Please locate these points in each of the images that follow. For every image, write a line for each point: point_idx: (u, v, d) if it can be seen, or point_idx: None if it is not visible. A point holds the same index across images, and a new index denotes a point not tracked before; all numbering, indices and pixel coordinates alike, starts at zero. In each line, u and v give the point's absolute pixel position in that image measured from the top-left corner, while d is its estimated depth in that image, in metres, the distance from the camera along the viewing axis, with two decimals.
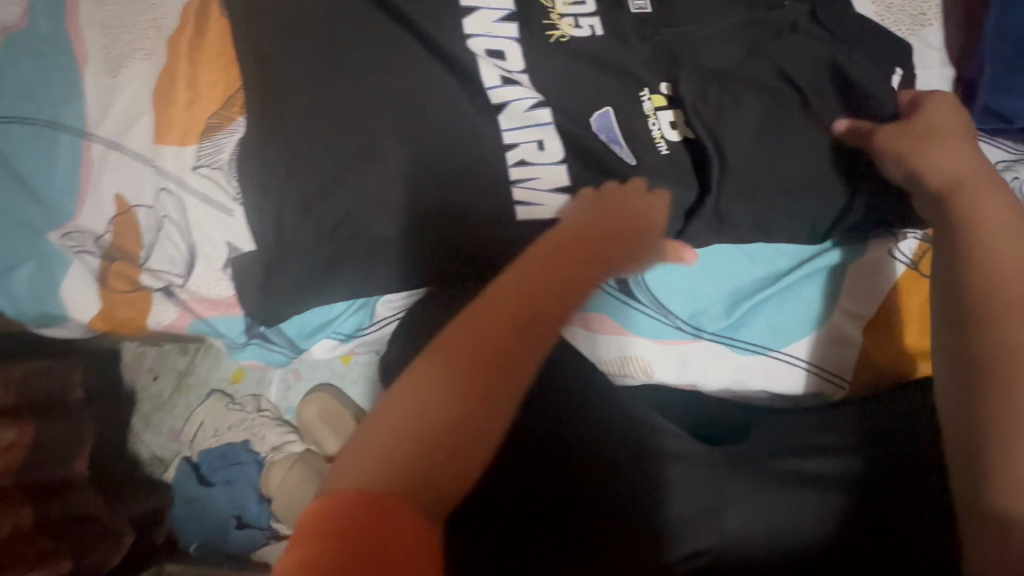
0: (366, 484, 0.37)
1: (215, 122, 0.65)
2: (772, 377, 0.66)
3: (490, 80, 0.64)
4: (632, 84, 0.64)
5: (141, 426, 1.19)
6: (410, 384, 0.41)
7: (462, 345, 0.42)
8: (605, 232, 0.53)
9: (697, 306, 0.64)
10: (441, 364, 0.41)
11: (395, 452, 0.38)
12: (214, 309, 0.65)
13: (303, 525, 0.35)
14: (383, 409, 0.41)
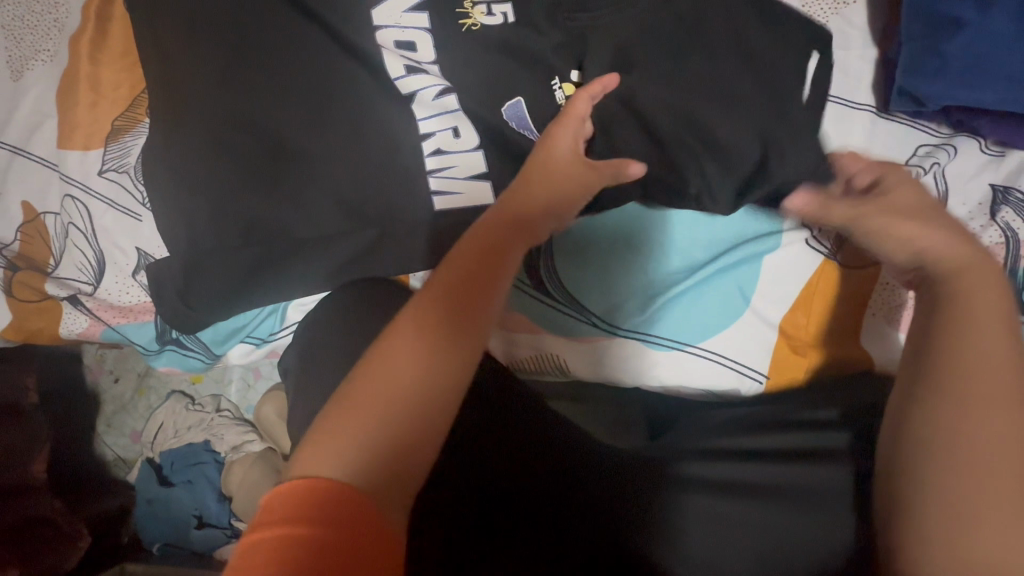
0: (359, 461, 0.35)
1: (121, 124, 0.64)
2: (691, 376, 0.61)
3: (395, 71, 0.62)
4: (545, 73, 0.61)
5: (104, 427, 1.20)
6: (391, 356, 0.38)
7: (440, 316, 0.40)
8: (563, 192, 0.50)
9: (607, 302, 0.60)
10: (426, 334, 0.39)
11: (364, 436, 0.36)
12: (121, 316, 0.64)
13: (282, 498, 0.34)
14: (361, 380, 0.38)
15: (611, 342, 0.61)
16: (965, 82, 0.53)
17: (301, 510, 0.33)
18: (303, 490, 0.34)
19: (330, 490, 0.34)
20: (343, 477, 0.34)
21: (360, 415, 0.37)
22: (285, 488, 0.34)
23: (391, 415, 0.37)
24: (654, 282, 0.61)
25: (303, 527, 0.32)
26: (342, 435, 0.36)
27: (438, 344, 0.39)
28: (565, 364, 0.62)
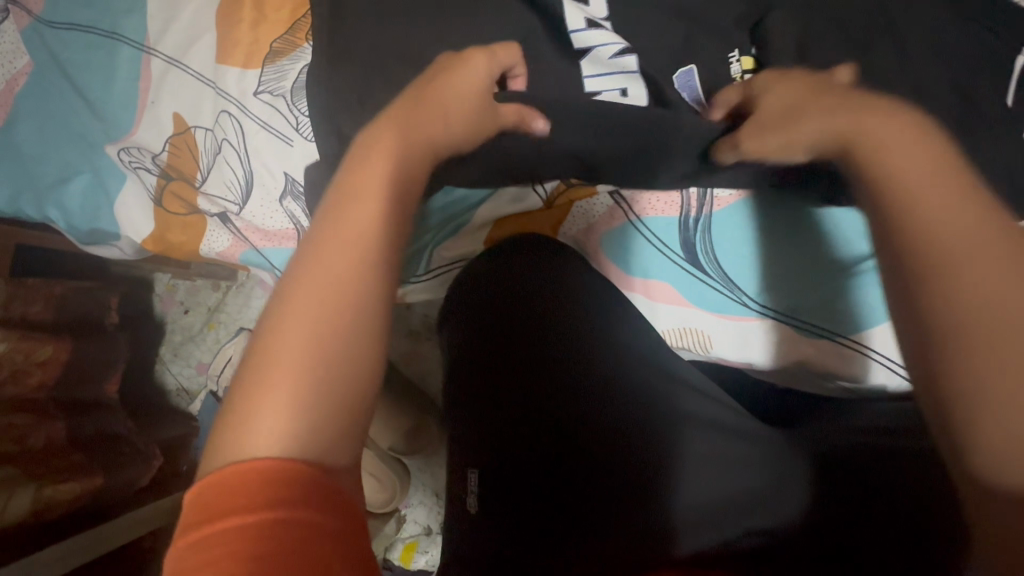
0: (308, 412, 0.34)
1: (279, 47, 0.62)
2: (850, 368, 0.57)
3: (574, 23, 0.58)
4: (725, 41, 0.59)
5: (169, 356, 1.20)
6: (312, 297, 0.37)
7: (332, 250, 0.39)
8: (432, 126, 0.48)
9: (768, 283, 0.57)
10: (335, 271, 0.38)
11: (309, 384, 0.35)
12: (267, 240, 0.65)
13: (215, 492, 0.31)
14: (293, 319, 0.36)
15: (763, 324, 0.59)
16: None
17: (245, 496, 0.31)
18: (238, 476, 0.31)
19: (273, 466, 0.32)
20: (287, 445, 0.33)
21: (299, 361, 0.35)
22: (217, 480, 0.32)
23: (324, 361, 0.36)
24: (803, 271, 0.57)
25: (248, 513, 0.30)
26: (288, 378, 0.35)
27: (357, 276, 0.38)
28: (709, 341, 0.61)
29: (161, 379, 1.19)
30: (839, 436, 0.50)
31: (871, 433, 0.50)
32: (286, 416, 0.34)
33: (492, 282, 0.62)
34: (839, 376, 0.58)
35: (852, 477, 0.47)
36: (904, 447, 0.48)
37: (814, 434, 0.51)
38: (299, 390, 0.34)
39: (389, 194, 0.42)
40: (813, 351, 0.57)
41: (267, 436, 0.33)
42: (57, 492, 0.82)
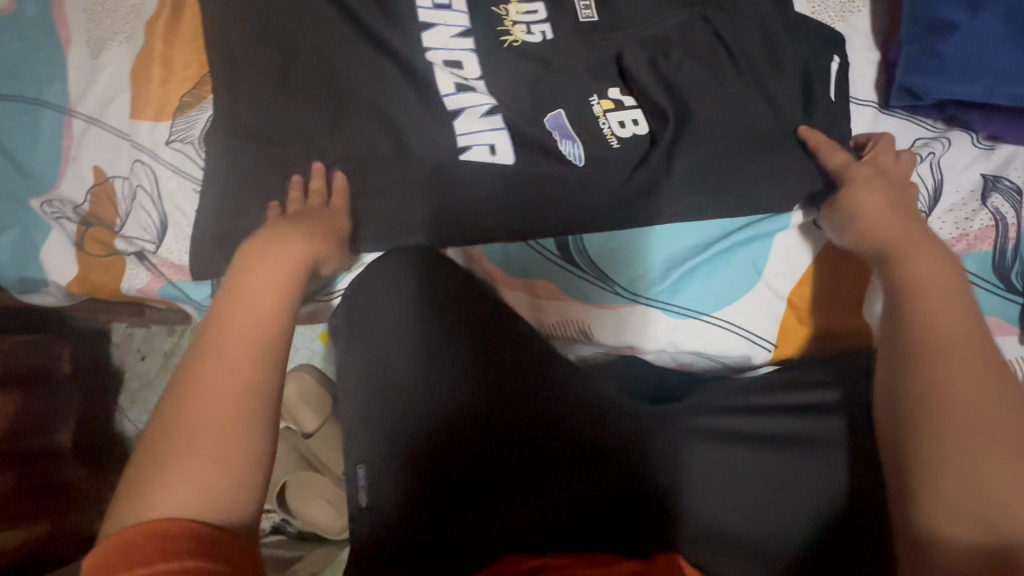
0: (196, 491, 0.42)
1: (189, 100, 0.70)
2: (703, 341, 0.65)
3: (446, 88, 0.67)
4: (574, 67, 0.67)
5: (127, 403, 1.22)
6: (208, 403, 0.46)
7: (211, 370, 0.47)
8: (307, 248, 0.57)
9: (633, 272, 0.64)
10: (235, 386, 0.47)
11: (203, 447, 0.44)
12: (181, 274, 0.68)
13: (124, 543, 0.38)
14: (203, 382, 0.47)
15: (632, 309, 0.65)
16: (956, 78, 0.57)
17: (117, 566, 0.37)
18: (147, 533, 0.39)
19: (174, 525, 0.40)
20: (185, 512, 0.41)
21: (200, 450, 0.44)
22: (116, 542, 0.39)
23: (235, 426, 0.46)
24: (663, 257, 0.64)
25: (178, 560, 0.38)
26: (196, 452, 0.44)
27: (258, 360, 0.49)
28: (588, 328, 0.66)
29: (119, 428, 1.21)
30: (765, 422, 0.60)
31: (796, 414, 0.60)
32: (193, 501, 0.42)
33: (383, 292, 0.64)
34: (697, 348, 0.66)
35: (778, 457, 0.57)
36: (821, 427, 0.59)
37: (734, 421, 0.60)
38: (202, 461, 0.44)
39: (277, 297, 0.53)
40: (677, 329, 0.64)
41: (161, 516, 0.41)
42: (7, 539, 0.87)
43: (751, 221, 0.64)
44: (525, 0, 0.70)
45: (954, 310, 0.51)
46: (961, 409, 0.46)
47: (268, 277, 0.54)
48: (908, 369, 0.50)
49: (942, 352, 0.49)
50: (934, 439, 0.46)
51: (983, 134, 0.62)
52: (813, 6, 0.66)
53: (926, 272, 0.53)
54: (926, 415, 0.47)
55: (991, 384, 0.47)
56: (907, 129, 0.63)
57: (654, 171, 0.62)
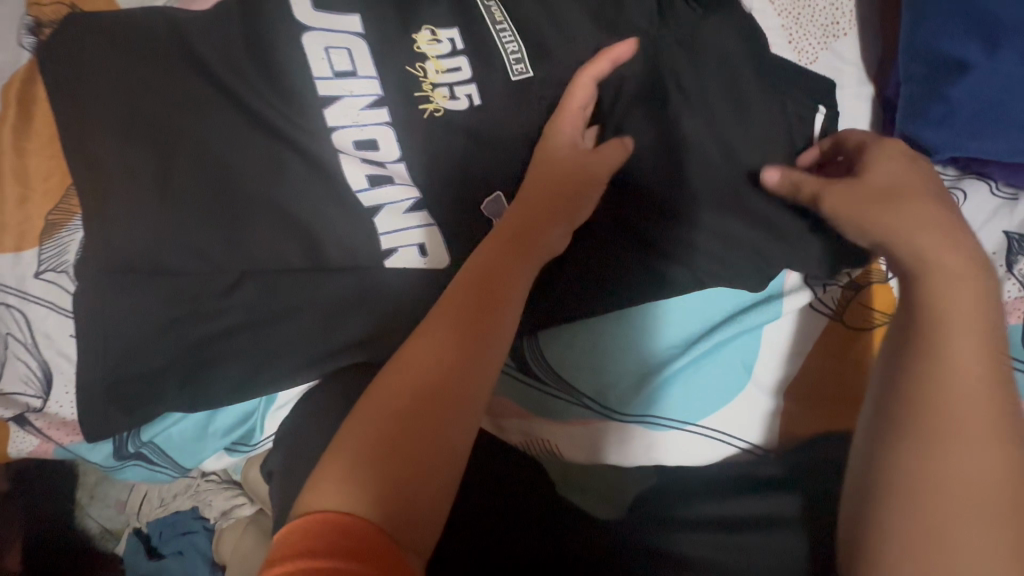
0: (374, 494, 0.36)
1: (55, 219, 0.57)
2: (688, 454, 0.57)
3: (357, 182, 0.56)
4: (510, 140, 0.57)
5: (86, 499, 1.03)
6: (394, 393, 0.40)
7: (428, 341, 0.41)
8: (558, 201, 0.50)
9: (603, 382, 0.56)
10: (430, 377, 0.40)
11: (396, 415, 0.39)
12: (72, 434, 0.59)
13: (301, 535, 0.35)
14: (392, 376, 0.41)
15: (606, 425, 0.56)
16: (971, 130, 0.51)
17: (308, 536, 0.34)
18: (321, 522, 0.35)
19: (336, 515, 0.35)
20: (365, 504, 0.36)
21: (380, 417, 0.39)
22: (306, 521, 0.35)
23: (409, 425, 0.39)
24: (636, 364, 0.56)
25: (325, 559, 0.33)
26: (379, 421, 0.39)
27: (443, 353, 0.41)
28: (557, 448, 0.58)
29: (82, 525, 1.02)
30: (706, 509, 0.55)
31: (745, 495, 0.54)
32: (363, 494, 0.36)
33: (316, 434, 0.54)
34: (680, 463, 0.57)
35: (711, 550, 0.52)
36: (768, 509, 0.52)
37: (671, 511, 0.55)
38: (376, 441, 0.38)
39: (516, 254, 0.46)
40: (657, 444, 0.56)
41: (332, 497, 0.36)
42: None
43: (737, 310, 0.57)
44: (444, 56, 0.58)
45: (977, 376, 0.40)
46: (951, 501, 0.38)
47: (489, 266, 0.45)
48: (911, 439, 0.40)
49: (960, 430, 0.39)
50: (908, 525, 0.38)
51: (1004, 181, 0.55)
52: (791, 34, 0.58)
53: (956, 308, 0.41)
54: (914, 500, 0.39)
55: (1003, 481, 0.38)
56: None
57: (619, 275, 0.53)
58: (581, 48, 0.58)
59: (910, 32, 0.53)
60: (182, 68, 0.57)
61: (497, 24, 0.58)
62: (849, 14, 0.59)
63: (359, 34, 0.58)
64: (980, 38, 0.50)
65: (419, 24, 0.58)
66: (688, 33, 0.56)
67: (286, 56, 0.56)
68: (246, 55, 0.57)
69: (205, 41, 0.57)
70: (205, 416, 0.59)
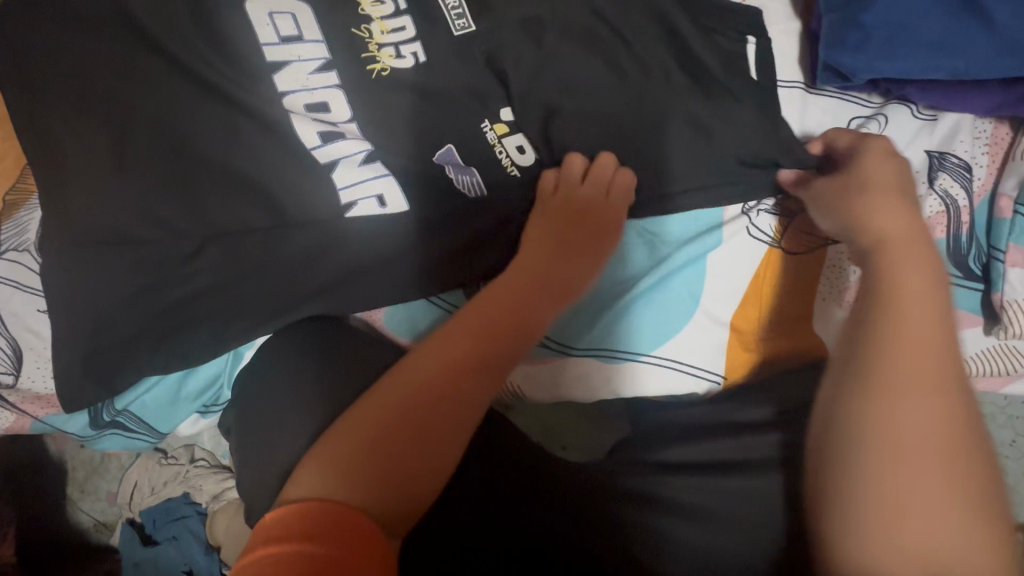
0: (347, 480, 0.41)
1: (14, 199, 0.58)
2: (644, 383, 0.59)
3: (310, 141, 0.57)
4: (458, 94, 0.58)
5: (78, 494, 1.03)
6: (389, 392, 0.45)
7: (429, 351, 0.47)
8: (566, 221, 0.55)
9: (556, 320, 0.58)
10: (422, 378, 0.46)
11: (388, 413, 0.44)
12: (49, 407, 0.60)
13: (272, 520, 0.39)
14: (390, 378, 0.46)
15: (564, 361, 0.59)
16: (886, 53, 0.53)
17: (283, 524, 0.38)
18: (293, 512, 0.39)
19: (318, 504, 0.39)
20: (342, 488, 0.41)
21: (369, 418, 0.44)
22: (286, 511, 0.39)
23: (400, 418, 0.44)
24: (587, 299, 0.58)
25: (301, 538, 0.37)
26: (373, 417, 0.44)
27: (442, 357, 0.47)
28: (520, 389, 0.60)
29: (75, 519, 1.03)
30: (677, 452, 0.56)
31: (720, 435, 0.56)
32: (356, 487, 0.41)
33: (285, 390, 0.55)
34: (638, 393, 0.60)
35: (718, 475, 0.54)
36: (742, 450, 0.54)
37: (648, 453, 0.57)
38: (367, 434, 0.44)
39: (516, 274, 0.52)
40: (613, 376, 0.59)
41: (311, 484, 0.41)
42: None
43: (680, 242, 0.59)
44: (389, 16, 0.59)
45: (924, 346, 0.44)
46: (907, 456, 0.41)
47: (493, 293, 0.50)
48: (861, 401, 0.43)
49: (902, 390, 0.43)
50: (881, 469, 0.41)
51: (925, 105, 0.57)
52: None
53: (906, 286, 0.46)
54: (872, 457, 0.41)
55: (946, 434, 0.41)
56: (843, 109, 0.58)
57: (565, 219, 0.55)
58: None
59: None
60: (129, 42, 0.58)
61: None
62: None
63: None
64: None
65: None
66: None
67: (232, 24, 0.57)
68: (190, 25, 0.58)
69: (149, 15, 0.58)
70: (177, 379, 0.60)
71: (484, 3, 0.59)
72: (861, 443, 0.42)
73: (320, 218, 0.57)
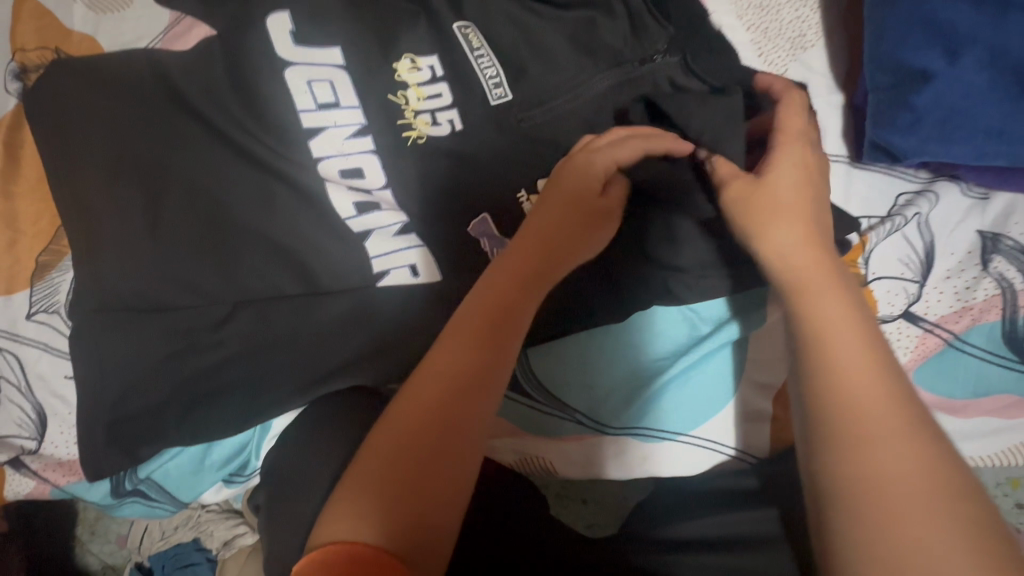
0: (365, 520, 0.36)
1: (46, 260, 0.58)
2: (684, 466, 0.57)
3: (345, 210, 0.57)
4: (495, 163, 0.58)
5: (87, 535, 1.01)
6: (395, 408, 0.40)
7: (438, 354, 0.42)
8: (586, 201, 0.49)
9: (592, 398, 0.57)
10: (429, 384, 0.41)
11: (392, 434, 0.39)
12: (70, 473, 0.59)
13: (316, 567, 0.34)
14: (400, 399, 0.41)
15: (600, 440, 0.57)
16: (938, 136, 0.54)
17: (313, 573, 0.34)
18: (320, 560, 0.34)
19: (340, 547, 0.35)
20: (360, 530, 0.35)
21: (377, 443, 0.39)
22: (315, 557, 0.35)
23: (405, 429, 0.39)
24: (625, 380, 0.57)
25: None
26: (380, 444, 0.39)
27: (447, 361, 0.41)
28: (552, 465, 0.59)
29: (83, 562, 1.00)
30: (697, 525, 0.52)
31: (739, 508, 0.52)
32: (372, 526, 0.36)
33: (312, 463, 0.54)
34: (676, 475, 0.58)
35: (721, 526, 0.51)
36: (755, 524, 0.50)
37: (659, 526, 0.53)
38: (373, 468, 0.38)
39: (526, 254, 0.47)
40: (652, 458, 0.57)
41: (327, 531, 0.36)
42: None
43: (719, 322, 0.58)
44: (425, 83, 0.59)
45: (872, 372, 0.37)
46: (904, 504, 0.32)
47: (502, 282, 0.45)
48: (828, 454, 0.35)
49: (876, 431, 0.35)
50: (864, 523, 0.32)
51: (974, 183, 0.57)
52: (760, 47, 0.61)
53: (834, 309, 0.41)
54: (860, 502, 0.33)
55: (940, 483, 0.32)
56: (889, 183, 0.59)
57: (609, 300, 0.54)
58: (558, 67, 0.59)
59: (874, 45, 0.56)
60: (168, 107, 0.58)
61: (475, 51, 0.60)
62: (816, 26, 0.62)
63: (340, 66, 0.59)
64: (940, 47, 0.54)
65: (399, 53, 0.60)
66: (662, 49, 0.58)
67: (268, 91, 0.57)
68: (229, 91, 0.58)
69: (187, 81, 0.58)
70: (200, 450, 0.59)
71: (522, 73, 0.59)
72: (844, 495, 0.34)
73: (353, 285, 0.57)
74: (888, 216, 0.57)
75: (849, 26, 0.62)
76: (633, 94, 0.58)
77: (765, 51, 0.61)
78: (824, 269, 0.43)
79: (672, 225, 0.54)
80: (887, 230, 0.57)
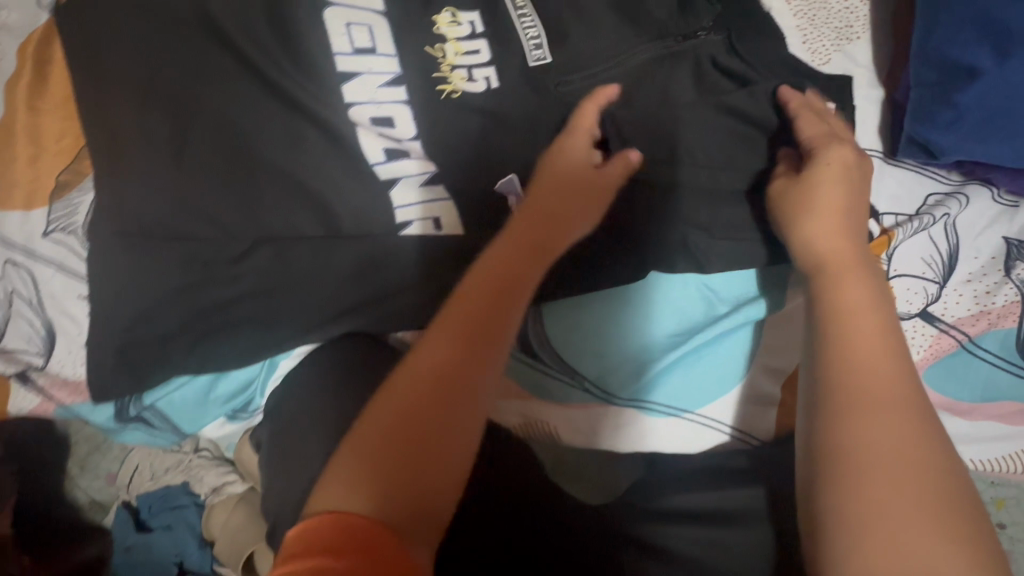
0: (357, 492, 0.37)
1: (66, 180, 0.57)
2: (685, 443, 0.58)
3: (374, 156, 0.57)
4: (528, 124, 0.57)
5: (76, 470, 0.99)
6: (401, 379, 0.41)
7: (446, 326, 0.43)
8: (574, 187, 0.51)
9: (602, 365, 0.57)
10: (435, 358, 0.41)
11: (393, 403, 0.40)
12: (75, 394, 0.60)
13: (307, 533, 0.35)
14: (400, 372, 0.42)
15: (605, 409, 0.58)
16: (977, 135, 0.54)
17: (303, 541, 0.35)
18: (315, 526, 0.35)
19: (333, 517, 0.35)
20: (354, 499, 0.36)
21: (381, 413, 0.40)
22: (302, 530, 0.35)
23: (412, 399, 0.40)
24: (637, 351, 0.57)
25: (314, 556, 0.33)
26: (382, 412, 0.40)
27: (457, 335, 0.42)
28: (554, 429, 0.59)
29: (70, 497, 0.98)
30: (688, 499, 0.53)
31: (736, 484, 0.53)
32: (363, 496, 0.36)
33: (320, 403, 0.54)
34: (677, 451, 0.58)
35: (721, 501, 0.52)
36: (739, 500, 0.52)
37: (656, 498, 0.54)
38: (368, 436, 0.39)
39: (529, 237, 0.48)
40: (655, 431, 0.58)
41: (321, 501, 0.37)
42: None
43: (736, 302, 0.58)
44: (464, 38, 0.58)
45: (880, 357, 0.40)
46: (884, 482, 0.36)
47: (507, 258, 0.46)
48: (824, 427, 0.39)
49: (867, 404, 0.39)
50: (860, 501, 0.35)
51: (1005, 189, 0.57)
52: (805, 35, 0.61)
53: (859, 303, 0.43)
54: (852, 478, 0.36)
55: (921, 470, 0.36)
56: (918, 183, 0.58)
57: (630, 270, 0.55)
58: (600, 35, 0.58)
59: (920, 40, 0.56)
60: (202, 36, 0.57)
61: (517, 11, 0.59)
62: (862, 19, 0.61)
63: (380, 12, 0.58)
64: (988, 48, 0.54)
65: (441, 5, 0.59)
66: (706, 26, 0.57)
67: (307, 30, 0.57)
68: (265, 27, 0.57)
69: (225, 12, 0.57)
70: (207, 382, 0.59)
71: (562, 37, 0.58)
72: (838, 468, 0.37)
73: (375, 234, 0.57)
74: (916, 214, 0.57)
75: (894, 22, 0.61)
76: (672, 68, 0.57)
77: (807, 40, 0.61)
78: (850, 263, 0.46)
79: (698, 203, 0.54)
80: (914, 229, 0.57)
